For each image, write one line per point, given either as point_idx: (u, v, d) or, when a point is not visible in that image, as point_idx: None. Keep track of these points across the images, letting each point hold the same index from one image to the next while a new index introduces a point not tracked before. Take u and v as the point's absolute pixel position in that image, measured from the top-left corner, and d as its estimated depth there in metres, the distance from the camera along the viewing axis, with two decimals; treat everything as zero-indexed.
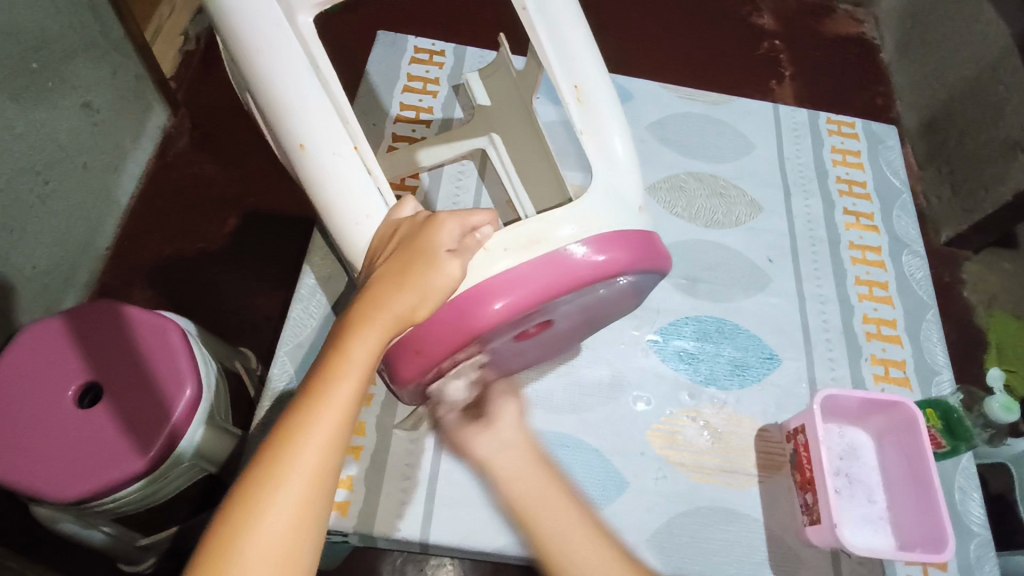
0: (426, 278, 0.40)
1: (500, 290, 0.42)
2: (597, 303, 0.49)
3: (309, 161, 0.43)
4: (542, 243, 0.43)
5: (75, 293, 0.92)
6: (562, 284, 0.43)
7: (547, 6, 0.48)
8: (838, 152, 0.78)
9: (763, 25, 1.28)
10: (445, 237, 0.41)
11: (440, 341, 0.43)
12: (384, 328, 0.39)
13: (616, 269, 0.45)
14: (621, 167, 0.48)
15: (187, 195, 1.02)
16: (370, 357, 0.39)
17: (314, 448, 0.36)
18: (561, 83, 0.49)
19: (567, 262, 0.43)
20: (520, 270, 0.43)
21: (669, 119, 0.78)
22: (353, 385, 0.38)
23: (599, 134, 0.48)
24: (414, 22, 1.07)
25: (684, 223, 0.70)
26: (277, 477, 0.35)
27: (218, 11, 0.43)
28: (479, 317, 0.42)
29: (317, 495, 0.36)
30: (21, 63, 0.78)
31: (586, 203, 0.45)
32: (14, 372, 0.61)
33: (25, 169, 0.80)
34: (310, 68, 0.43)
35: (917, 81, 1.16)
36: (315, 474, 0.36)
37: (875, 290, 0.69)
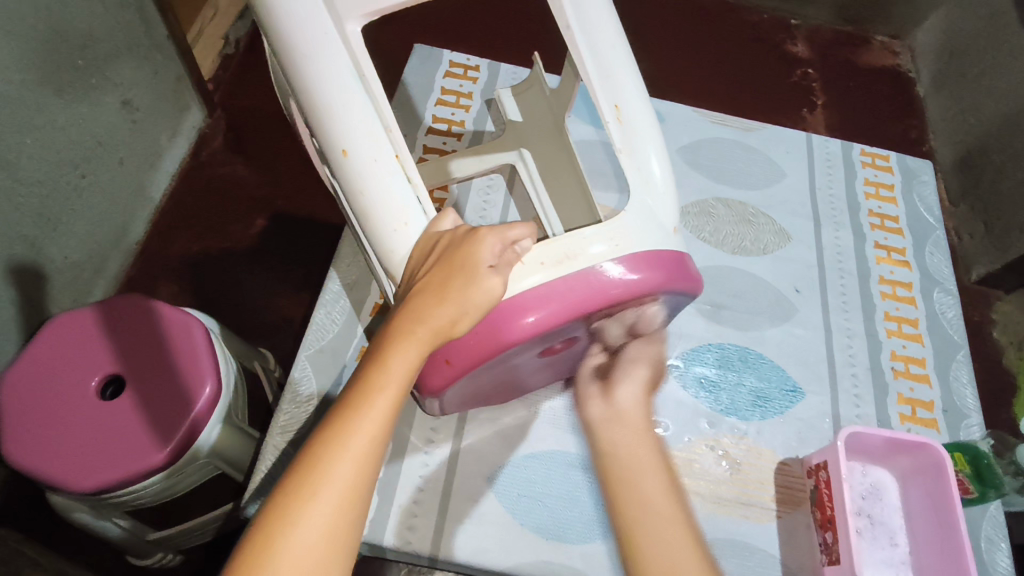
0: (466, 292, 0.40)
1: (532, 305, 0.42)
2: (624, 322, 0.49)
3: (350, 167, 0.44)
4: (575, 259, 0.43)
5: (104, 284, 0.94)
6: (593, 302, 0.43)
7: (589, 25, 0.49)
8: (871, 184, 0.77)
9: (797, 53, 1.28)
10: (487, 251, 0.41)
11: (470, 353, 0.43)
12: (423, 342, 0.39)
13: (649, 289, 0.44)
14: (656, 188, 0.48)
15: (217, 194, 1.04)
16: (409, 371, 0.39)
17: (349, 461, 0.36)
18: (601, 101, 0.49)
19: (600, 279, 0.43)
20: (551, 286, 0.43)
21: (700, 143, 0.78)
22: (389, 398, 0.38)
23: (637, 153, 0.48)
24: (449, 36, 1.08)
25: (711, 249, 0.69)
26: (314, 485, 0.35)
27: (266, 15, 0.43)
28: (510, 331, 0.42)
29: (352, 505, 0.35)
30: (67, 60, 0.80)
31: (621, 222, 0.45)
32: (40, 361, 0.62)
33: (65, 162, 0.83)
34: (354, 75, 0.44)
35: (953, 116, 1.14)
36: (350, 486, 0.36)
37: (905, 326, 0.67)
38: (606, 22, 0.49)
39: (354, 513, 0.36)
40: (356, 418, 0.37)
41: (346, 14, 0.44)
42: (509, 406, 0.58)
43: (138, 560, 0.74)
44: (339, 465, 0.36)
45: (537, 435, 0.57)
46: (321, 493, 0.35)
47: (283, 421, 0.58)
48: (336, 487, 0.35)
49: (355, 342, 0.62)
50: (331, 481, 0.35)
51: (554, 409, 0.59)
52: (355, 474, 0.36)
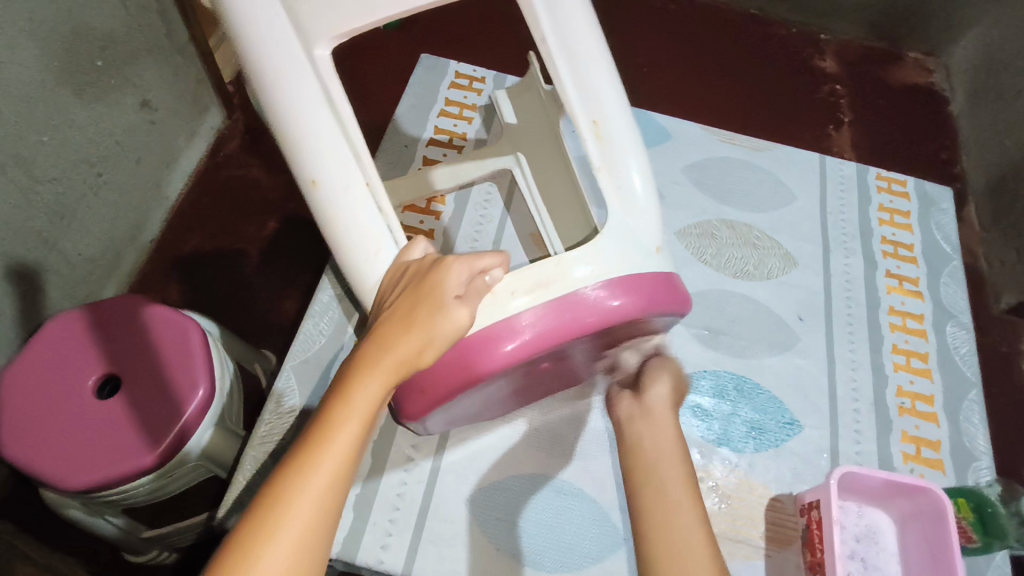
0: (431, 323, 0.39)
1: (508, 334, 0.41)
2: (608, 342, 0.48)
3: (320, 196, 0.44)
4: (555, 285, 0.42)
5: (116, 281, 0.95)
6: (570, 329, 0.42)
7: (568, 37, 0.47)
8: (885, 210, 0.74)
9: (825, 68, 1.24)
10: (454, 281, 0.40)
11: (449, 380, 0.42)
12: (389, 373, 0.39)
13: (630, 315, 0.43)
14: (637, 207, 0.47)
15: (232, 196, 1.05)
16: (373, 404, 0.38)
17: (310, 497, 0.35)
18: (580, 118, 0.48)
19: (578, 305, 0.42)
20: (529, 314, 0.42)
21: (709, 162, 0.76)
22: (353, 433, 0.37)
23: (616, 172, 0.47)
24: (465, 45, 1.08)
25: (712, 272, 0.68)
26: (272, 524, 0.34)
27: (234, 41, 0.44)
28: (483, 361, 0.41)
29: (313, 544, 0.35)
30: (87, 62, 0.82)
31: (601, 246, 0.44)
32: (35, 362, 0.63)
33: (81, 161, 0.84)
34: (325, 103, 0.44)
35: (986, 138, 1.10)
36: (311, 524, 0.35)
37: (913, 360, 0.65)
38: (588, 33, 0.48)
39: (315, 552, 0.35)
40: (319, 454, 0.36)
41: (316, 38, 0.45)
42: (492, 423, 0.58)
43: (132, 556, 0.75)
44: (300, 502, 0.35)
45: (519, 456, 0.56)
46: (279, 532, 0.34)
47: (263, 432, 0.57)
48: (296, 526, 0.34)
49: (340, 352, 0.62)
50: (291, 519, 0.34)
51: (536, 431, 0.58)
52: (316, 512, 0.35)
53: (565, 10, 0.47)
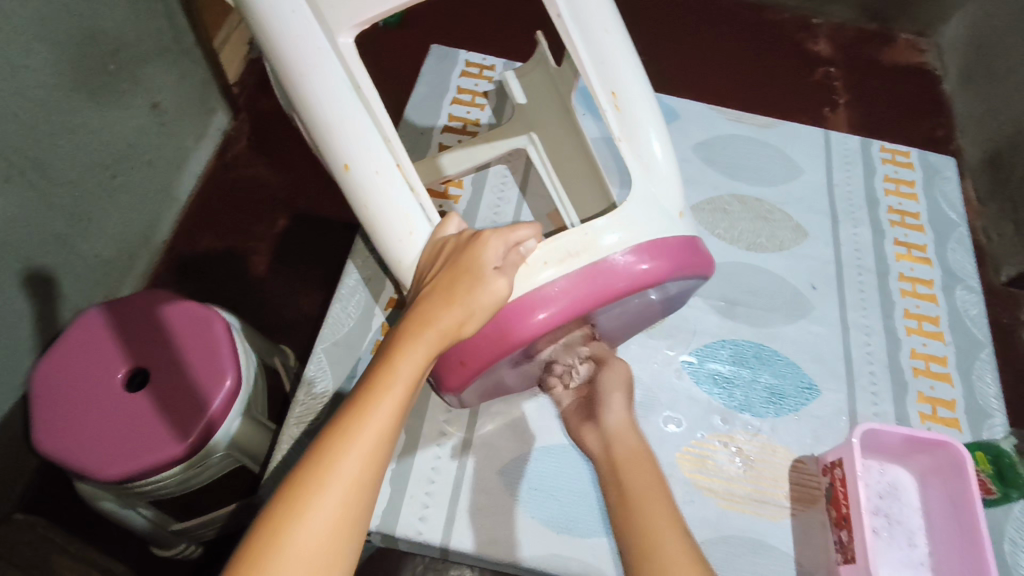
0: (471, 295, 0.41)
1: (542, 302, 0.43)
2: (632, 308, 0.50)
3: (353, 180, 0.46)
4: (585, 253, 0.44)
5: (131, 282, 0.96)
6: (602, 294, 0.43)
7: (582, 11, 0.49)
8: (890, 181, 0.76)
9: (819, 51, 1.26)
10: (491, 254, 0.41)
11: (488, 351, 0.44)
12: (431, 343, 0.40)
13: (658, 277, 0.44)
14: (659, 173, 0.48)
15: (242, 195, 1.06)
16: (416, 371, 0.40)
17: (357, 453, 0.36)
18: (599, 90, 0.49)
19: (609, 271, 0.44)
20: (561, 282, 0.43)
21: (717, 139, 0.77)
22: (398, 396, 0.38)
23: (636, 140, 0.49)
24: (467, 37, 1.09)
25: (725, 245, 0.69)
26: (322, 478, 0.35)
27: (258, 34, 0.45)
28: (520, 329, 0.43)
29: (359, 497, 0.36)
30: (99, 64, 0.82)
31: (628, 213, 0.45)
32: (64, 358, 0.64)
33: (95, 164, 0.85)
34: (350, 89, 0.45)
35: (981, 114, 1.12)
36: (357, 478, 0.36)
37: (924, 324, 0.66)
38: (602, 7, 0.49)
39: (361, 509, 0.36)
40: (364, 417, 0.37)
41: (338, 27, 0.46)
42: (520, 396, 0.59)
43: (160, 550, 0.75)
44: (348, 460, 0.36)
45: (547, 428, 0.58)
46: (328, 487, 0.35)
47: (298, 413, 0.59)
48: (343, 483, 0.35)
49: (370, 335, 0.63)
50: (338, 475, 0.36)
51: None
52: (362, 471, 0.36)
53: None
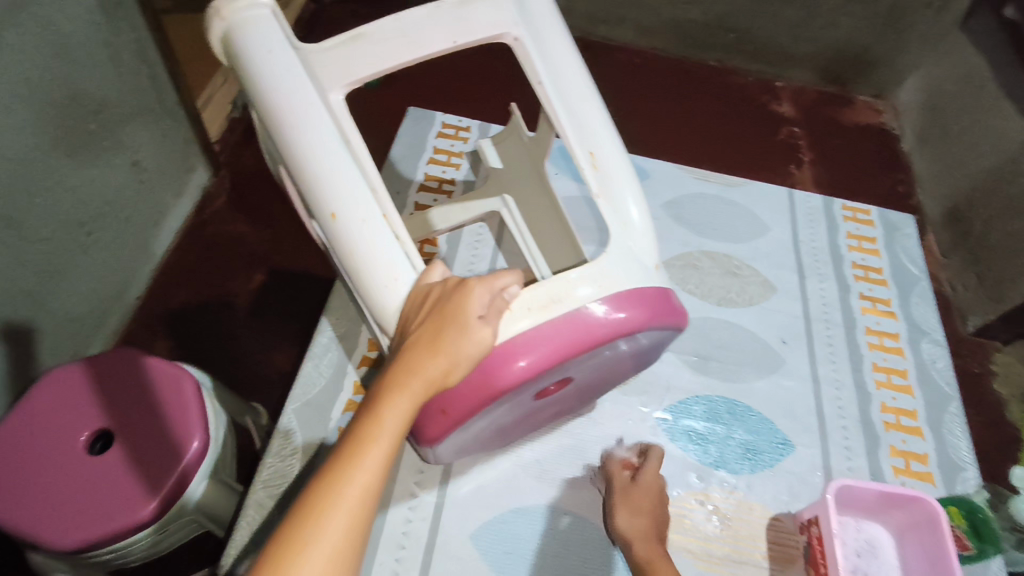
0: (458, 344, 0.40)
1: (522, 350, 0.43)
2: (610, 359, 0.50)
3: (339, 228, 0.46)
4: (564, 301, 0.44)
5: (102, 339, 0.94)
6: (583, 342, 0.44)
7: (559, 78, 0.51)
8: (853, 237, 0.79)
9: (783, 112, 1.32)
10: (477, 302, 0.41)
11: (472, 402, 0.44)
12: (417, 393, 0.40)
13: (636, 325, 0.45)
14: (634, 230, 0.50)
15: (219, 251, 1.06)
16: (402, 423, 0.39)
17: (343, 512, 0.35)
18: (576, 149, 0.51)
19: (588, 319, 0.44)
20: (541, 330, 0.43)
21: (685, 198, 0.80)
22: (384, 451, 0.37)
23: (613, 196, 0.50)
24: (446, 98, 1.13)
25: (697, 301, 0.70)
26: (304, 541, 0.34)
27: (257, 90, 0.46)
28: (502, 377, 0.43)
29: (345, 559, 0.35)
30: (80, 124, 0.83)
31: (601, 265, 0.46)
32: (25, 419, 0.62)
33: (71, 223, 0.84)
34: (339, 140, 0.46)
35: (937, 171, 1.17)
36: (342, 540, 0.35)
37: (893, 377, 0.67)
38: (576, 75, 0.52)
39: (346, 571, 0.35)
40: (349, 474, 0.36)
41: (329, 84, 0.47)
42: (497, 452, 0.59)
43: None
44: (334, 518, 0.35)
45: (521, 489, 0.57)
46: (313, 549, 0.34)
47: (266, 476, 0.58)
48: (328, 545, 0.34)
49: (342, 394, 0.63)
50: (325, 536, 0.34)
51: (537, 462, 0.59)
52: (349, 530, 0.35)
53: (554, 54, 0.52)
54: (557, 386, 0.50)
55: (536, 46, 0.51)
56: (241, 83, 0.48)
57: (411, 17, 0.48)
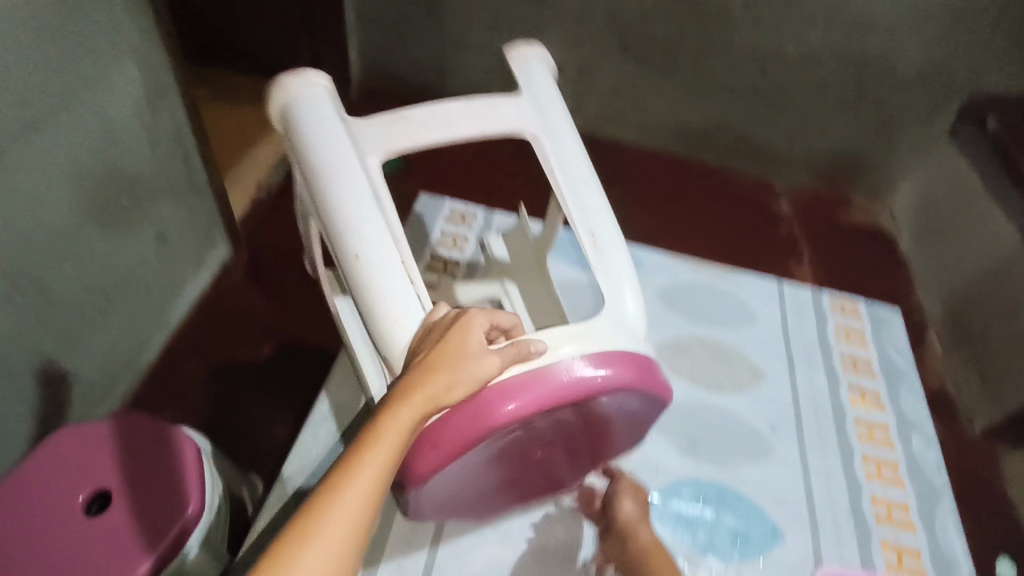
0: (457, 368, 0.44)
1: (512, 394, 0.46)
2: (596, 418, 0.52)
3: (360, 270, 0.49)
4: (554, 349, 0.48)
5: (109, 403, 0.97)
6: (570, 392, 0.47)
7: (567, 164, 0.58)
8: (841, 329, 0.81)
9: (781, 211, 1.38)
10: (475, 335, 0.46)
11: (463, 441, 0.46)
12: (417, 407, 0.43)
13: (621, 381, 0.48)
14: (625, 299, 0.54)
15: (232, 322, 1.10)
16: (402, 432, 0.42)
17: (343, 514, 0.40)
18: (577, 221, 0.56)
19: (576, 370, 0.47)
20: (531, 377, 0.47)
21: (677, 286, 0.83)
22: (382, 458, 0.41)
23: (608, 267, 0.55)
24: (459, 187, 1.20)
25: (687, 385, 0.72)
26: (307, 536, 0.39)
27: (306, 149, 0.53)
28: (492, 416, 0.46)
29: (344, 554, 0.39)
30: (115, 199, 0.89)
31: (591, 326, 0.50)
32: (25, 478, 0.63)
33: (93, 289, 0.89)
34: (370, 194, 0.51)
35: (936, 272, 1.21)
36: (341, 540, 0.39)
37: (884, 470, 0.68)
38: (579, 163, 0.59)
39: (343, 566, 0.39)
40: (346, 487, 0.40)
41: (369, 149, 0.54)
42: (481, 513, 0.60)
43: None
44: (335, 517, 0.40)
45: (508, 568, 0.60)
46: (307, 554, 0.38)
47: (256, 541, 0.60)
48: (329, 541, 0.39)
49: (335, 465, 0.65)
50: (326, 533, 0.39)
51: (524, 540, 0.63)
52: (348, 531, 0.40)
53: (561, 144, 0.59)
54: (544, 441, 0.52)
55: (548, 140, 0.59)
56: (293, 145, 0.55)
57: (451, 110, 0.56)
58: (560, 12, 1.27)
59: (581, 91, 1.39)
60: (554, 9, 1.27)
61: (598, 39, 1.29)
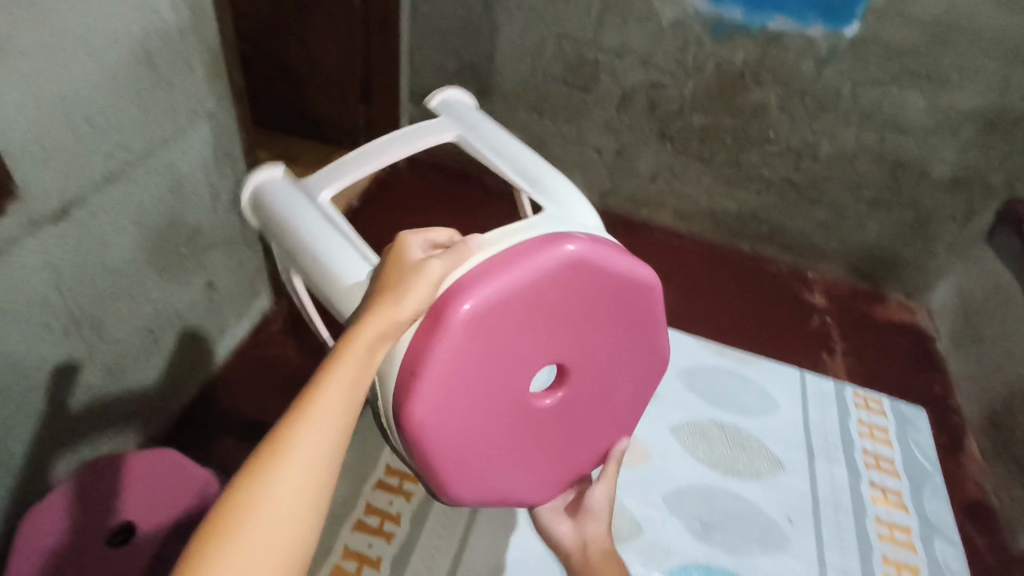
0: (412, 279, 0.45)
1: (463, 291, 0.49)
2: (570, 319, 0.56)
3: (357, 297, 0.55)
4: (495, 247, 0.52)
5: (141, 440, 1.01)
6: (520, 274, 0.50)
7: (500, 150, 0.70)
8: (864, 424, 0.85)
9: (814, 301, 1.39)
10: (414, 248, 0.47)
11: (450, 350, 0.50)
12: (379, 324, 0.42)
13: (575, 254, 0.52)
14: (573, 211, 0.63)
15: (266, 371, 1.15)
16: (368, 351, 0.41)
17: (312, 437, 0.37)
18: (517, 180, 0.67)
19: (521, 254, 0.51)
20: (476, 271, 0.50)
21: (701, 369, 0.89)
22: (351, 377, 0.39)
23: (556, 195, 0.64)
24: None
25: (704, 468, 0.78)
26: (274, 464, 0.36)
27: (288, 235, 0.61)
28: (450, 317, 0.48)
29: (315, 482, 0.36)
30: (175, 247, 0.96)
31: (529, 223, 0.56)
32: (63, 514, 0.69)
33: (143, 329, 0.95)
34: (343, 237, 0.59)
35: (976, 375, 1.19)
36: (313, 467, 0.36)
37: (903, 571, 0.71)
38: (514, 146, 0.70)
39: (316, 494, 0.36)
40: (303, 434, 0.37)
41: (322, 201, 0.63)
42: (506, 475, 0.62)
43: None
44: (303, 443, 0.36)
45: None
46: (263, 506, 0.35)
47: None
48: (299, 463, 0.36)
49: None
50: (293, 460, 0.36)
51: None
52: (317, 456, 0.37)
53: (494, 137, 0.72)
54: (529, 351, 0.54)
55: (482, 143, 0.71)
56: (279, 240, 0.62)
57: (376, 144, 0.68)
58: (603, 98, 1.35)
59: (618, 172, 1.45)
60: (598, 94, 1.35)
61: (637, 124, 1.36)
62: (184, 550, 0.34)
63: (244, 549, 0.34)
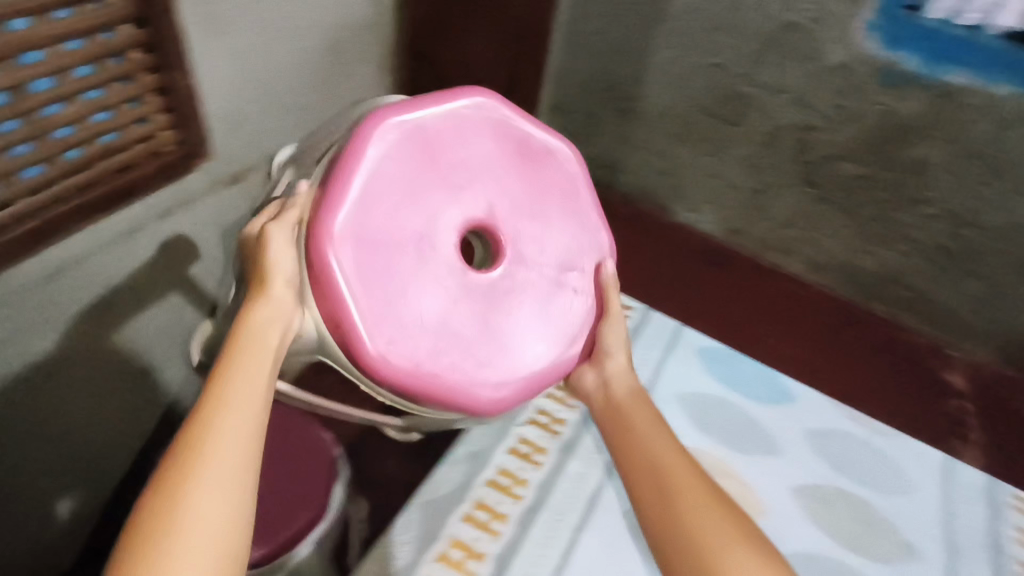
0: (267, 250, 0.52)
1: (321, 231, 0.52)
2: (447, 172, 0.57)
3: None
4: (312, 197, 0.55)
5: None
6: (349, 173, 0.53)
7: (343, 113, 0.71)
8: (1016, 531, 0.82)
9: (953, 383, 1.27)
10: (251, 233, 0.55)
11: (345, 278, 0.52)
12: (265, 301, 0.51)
13: (381, 125, 0.55)
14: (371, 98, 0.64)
15: None
16: (269, 322, 0.50)
17: (232, 399, 0.45)
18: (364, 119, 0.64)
19: (336, 174, 0.54)
20: (323, 204, 0.53)
21: (835, 435, 0.89)
22: (260, 353, 0.48)
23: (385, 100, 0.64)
24: None
25: (826, 535, 0.78)
26: (200, 431, 0.43)
27: None
28: (321, 256, 0.52)
29: (238, 430, 0.44)
30: None
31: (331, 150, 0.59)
32: None
33: None
34: None
35: None
36: (234, 421, 0.44)
37: None
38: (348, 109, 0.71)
39: (247, 444, 0.44)
40: (212, 430, 0.43)
41: None
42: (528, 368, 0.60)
43: None
44: (223, 407, 0.44)
45: None
46: (210, 459, 0.42)
47: None
48: (224, 419, 0.44)
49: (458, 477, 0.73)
50: (218, 421, 0.44)
51: None
52: (234, 412, 0.44)
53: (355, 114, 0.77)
54: (437, 216, 0.56)
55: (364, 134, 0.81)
56: None
57: None
58: (746, 134, 1.29)
59: (748, 213, 1.39)
60: (742, 129, 1.29)
61: (779, 166, 1.30)
62: (139, 528, 0.40)
63: (195, 499, 0.40)
